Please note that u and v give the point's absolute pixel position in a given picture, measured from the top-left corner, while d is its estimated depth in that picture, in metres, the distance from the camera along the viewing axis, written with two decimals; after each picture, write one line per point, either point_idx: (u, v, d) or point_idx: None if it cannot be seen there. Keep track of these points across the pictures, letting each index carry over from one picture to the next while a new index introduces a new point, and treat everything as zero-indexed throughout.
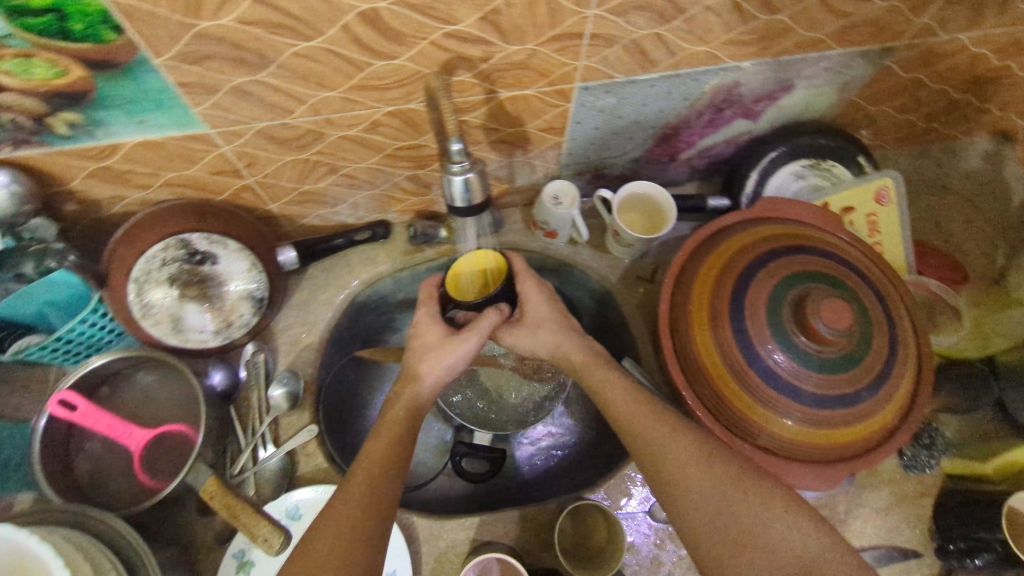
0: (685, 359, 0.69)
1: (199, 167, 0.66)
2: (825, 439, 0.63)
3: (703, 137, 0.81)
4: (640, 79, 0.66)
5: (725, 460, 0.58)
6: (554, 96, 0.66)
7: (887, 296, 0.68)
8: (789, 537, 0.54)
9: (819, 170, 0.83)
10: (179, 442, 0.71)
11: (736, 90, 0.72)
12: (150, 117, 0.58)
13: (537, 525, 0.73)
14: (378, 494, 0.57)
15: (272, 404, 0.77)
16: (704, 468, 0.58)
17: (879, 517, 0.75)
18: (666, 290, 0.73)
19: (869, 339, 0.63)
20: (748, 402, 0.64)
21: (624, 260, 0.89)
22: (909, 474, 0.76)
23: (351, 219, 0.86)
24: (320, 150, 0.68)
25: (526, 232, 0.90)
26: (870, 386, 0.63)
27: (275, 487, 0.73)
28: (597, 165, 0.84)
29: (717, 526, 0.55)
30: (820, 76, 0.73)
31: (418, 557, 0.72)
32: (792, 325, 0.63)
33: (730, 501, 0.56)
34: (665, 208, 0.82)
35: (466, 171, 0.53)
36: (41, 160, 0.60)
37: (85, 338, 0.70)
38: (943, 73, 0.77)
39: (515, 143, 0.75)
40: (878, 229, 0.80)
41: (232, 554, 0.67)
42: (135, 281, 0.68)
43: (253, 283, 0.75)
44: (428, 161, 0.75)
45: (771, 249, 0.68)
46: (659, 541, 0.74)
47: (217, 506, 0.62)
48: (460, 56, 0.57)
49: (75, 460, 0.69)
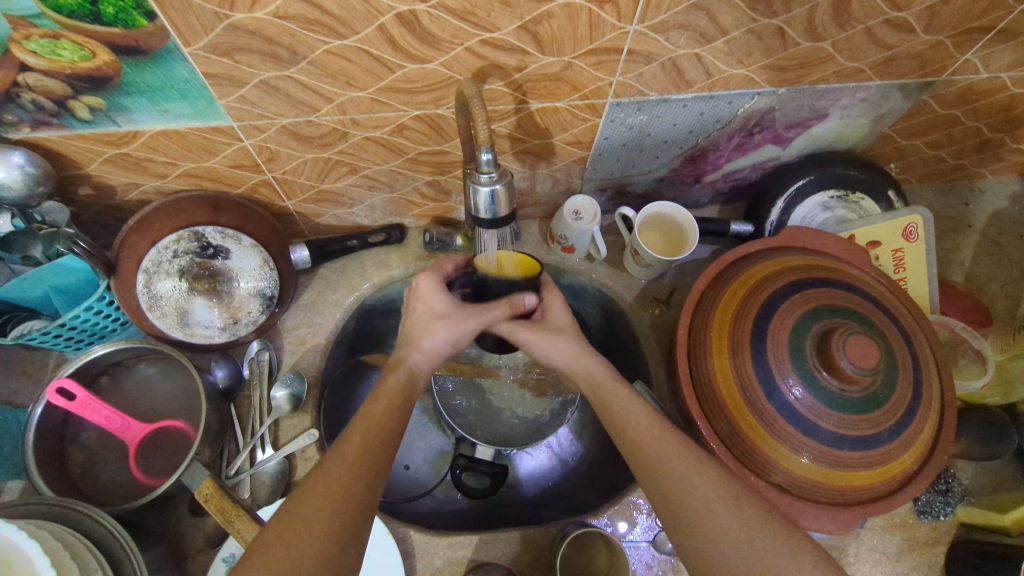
0: (701, 387, 0.67)
1: (219, 159, 0.65)
2: (842, 480, 0.61)
3: (730, 161, 0.80)
4: (673, 98, 0.65)
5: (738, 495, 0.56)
6: (585, 110, 0.65)
7: (913, 337, 0.66)
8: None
9: (847, 202, 0.81)
10: (177, 438, 0.69)
11: (769, 115, 0.71)
12: (173, 106, 0.56)
13: (537, 548, 0.71)
14: (366, 487, 0.53)
15: (274, 405, 0.75)
16: (715, 503, 0.56)
17: (889, 562, 0.72)
18: (685, 314, 0.71)
19: (893, 380, 0.61)
20: (764, 437, 0.62)
21: (640, 280, 0.87)
22: (922, 520, 0.74)
23: (367, 221, 0.84)
24: (343, 150, 0.67)
25: (543, 245, 0.89)
26: (892, 428, 0.61)
27: (271, 491, 0.71)
28: (621, 181, 0.82)
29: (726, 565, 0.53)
30: (855, 107, 0.72)
31: (412, 572, 0.69)
32: (815, 360, 0.61)
33: (747, 541, 0.54)
34: (687, 230, 0.80)
35: (494, 182, 0.52)
36: (60, 142, 0.59)
37: (90, 326, 0.68)
38: (979, 111, 0.76)
39: (540, 155, 0.73)
40: (903, 264, 0.78)
41: (222, 558, 0.65)
42: (145, 271, 0.66)
43: (263, 281, 0.73)
44: (450, 168, 0.73)
45: (796, 280, 0.66)
46: (661, 573, 0.71)
47: (211, 510, 0.59)
48: (494, 64, 0.56)
49: (69, 450, 0.67)
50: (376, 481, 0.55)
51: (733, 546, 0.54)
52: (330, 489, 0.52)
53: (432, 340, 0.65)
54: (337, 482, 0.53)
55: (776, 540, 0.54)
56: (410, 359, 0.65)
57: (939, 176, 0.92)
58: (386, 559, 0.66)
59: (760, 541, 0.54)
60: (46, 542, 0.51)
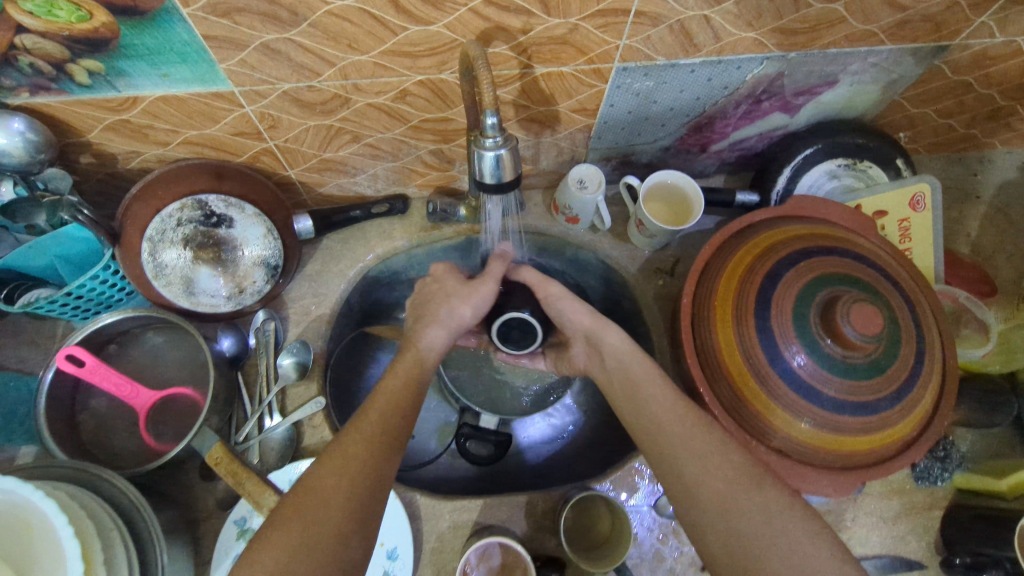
0: (704, 355, 0.67)
1: (220, 126, 0.64)
2: (843, 445, 0.62)
3: (737, 129, 0.78)
4: (680, 63, 0.64)
5: (741, 458, 0.57)
6: (591, 75, 0.64)
7: (917, 305, 0.66)
8: (819, 551, 0.51)
9: (854, 170, 0.80)
10: (186, 405, 0.71)
11: (778, 81, 0.69)
12: (173, 71, 0.55)
13: (540, 512, 0.73)
14: (378, 462, 0.54)
15: (280, 373, 0.76)
16: (716, 465, 0.57)
17: (886, 526, 0.74)
18: (689, 282, 0.72)
19: (896, 346, 0.61)
20: (766, 402, 0.63)
21: (645, 251, 0.87)
22: (919, 486, 0.75)
23: (370, 191, 0.84)
24: (346, 116, 0.66)
25: (547, 216, 0.89)
26: (892, 394, 0.61)
27: (280, 457, 0.73)
28: (626, 150, 0.81)
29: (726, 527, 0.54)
30: (866, 72, 0.70)
31: (419, 534, 0.71)
32: (818, 328, 0.61)
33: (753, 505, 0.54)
34: (693, 199, 0.79)
35: (499, 147, 0.51)
36: (59, 108, 0.58)
37: (95, 295, 0.69)
38: (993, 77, 0.74)
39: (545, 123, 0.72)
40: (909, 235, 0.77)
41: (233, 521, 0.68)
42: (150, 240, 0.66)
43: (268, 250, 0.73)
44: (454, 136, 0.73)
45: (801, 248, 0.66)
46: (662, 536, 0.73)
47: (222, 473, 0.60)
48: (498, 26, 0.55)
49: (80, 416, 0.68)
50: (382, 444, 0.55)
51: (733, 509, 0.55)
52: (341, 459, 0.53)
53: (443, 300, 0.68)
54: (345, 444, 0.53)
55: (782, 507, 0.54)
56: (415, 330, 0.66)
57: (949, 146, 0.91)
58: (392, 522, 0.68)
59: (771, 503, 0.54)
60: (66, 504, 0.52)
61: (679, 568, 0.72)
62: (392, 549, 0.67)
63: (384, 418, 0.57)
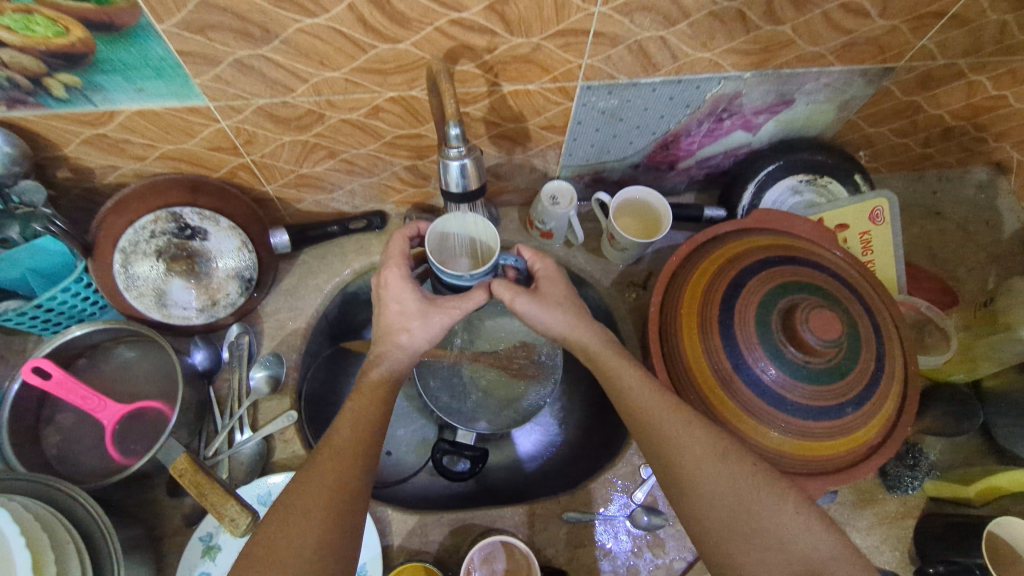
0: (673, 363, 0.69)
1: (196, 141, 0.66)
2: (809, 450, 0.63)
3: (702, 147, 0.81)
4: (642, 83, 0.67)
5: (746, 473, 0.57)
6: (556, 94, 0.66)
7: (876, 312, 0.68)
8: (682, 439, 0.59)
9: (815, 186, 0.85)
10: (151, 419, 0.70)
11: (737, 100, 0.73)
12: (149, 86, 0.57)
13: (531, 513, 0.73)
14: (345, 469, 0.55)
15: (252, 387, 0.76)
16: (723, 477, 0.56)
17: (859, 538, 0.75)
18: (658, 291, 0.73)
19: (855, 352, 0.63)
20: (735, 411, 0.64)
21: (618, 265, 0.88)
22: (891, 494, 0.77)
23: (347, 207, 0.86)
24: (320, 132, 0.68)
25: (521, 231, 0.90)
26: (856, 400, 0.63)
27: (248, 473, 0.72)
28: (597, 167, 0.84)
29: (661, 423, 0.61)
30: (820, 92, 0.74)
31: (389, 550, 0.71)
32: (781, 335, 0.63)
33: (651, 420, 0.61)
34: (661, 213, 0.82)
35: (462, 157, 0.54)
36: (36, 122, 0.59)
37: (67, 307, 0.69)
38: (940, 98, 0.78)
39: (516, 139, 0.75)
40: (870, 247, 0.80)
41: (199, 537, 0.67)
42: (122, 251, 0.68)
43: (243, 262, 0.75)
44: (428, 152, 0.75)
45: (764, 257, 0.68)
46: (637, 549, 0.73)
47: (186, 484, 0.61)
48: (464, 44, 0.57)
49: (44, 431, 0.68)
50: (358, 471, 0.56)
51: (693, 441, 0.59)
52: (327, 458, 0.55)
53: (404, 322, 0.66)
54: (311, 474, 0.54)
55: (726, 463, 0.57)
56: (387, 338, 0.66)
57: (909, 165, 0.95)
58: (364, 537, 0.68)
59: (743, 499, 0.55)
60: (6, 503, 0.52)
61: None
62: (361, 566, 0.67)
63: (363, 438, 0.58)
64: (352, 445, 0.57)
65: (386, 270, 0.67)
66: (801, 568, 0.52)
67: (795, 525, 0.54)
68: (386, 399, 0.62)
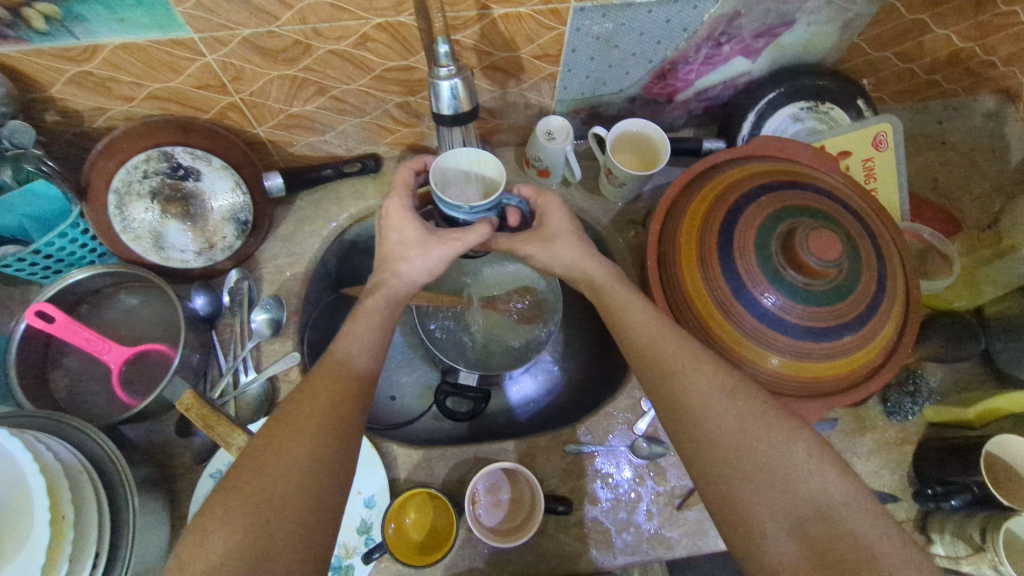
0: (672, 293, 0.69)
1: (183, 78, 0.65)
2: (808, 372, 0.63)
3: (700, 77, 0.79)
4: (637, 3, 0.65)
5: (746, 392, 0.57)
6: (549, 17, 0.65)
7: (878, 235, 0.67)
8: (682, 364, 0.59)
9: (817, 114, 0.83)
10: (157, 362, 0.71)
11: (735, 21, 0.70)
12: (131, 16, 0.56)
13: (534, 446, 0.75)
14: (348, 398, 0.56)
15: (255, 330, 0.76)
16: (723, 396, 0.56)
17: (860, 462, 0.75)
18: (656, 222, 0.72)
19: (857, 273, 0.62)
20: (735, 336, 0.64)
21: (616, 203, 0.87)
22: (890, 422, 0.76)
23: (341, 150, 0.85)
24: (308, 66, 0.66)
25: (518, 172, 0.89)
26: (856, 321, 0.63)
27: (255, 411, 0.74)
28: (593, 102, 0.82)
29: (661, 347, 0.61)
30: (822, 12, 0.72)
31: (395, 483, 0.72)
32: (780, 259, 0.62)
33: (650, 346, 0.61)
34: (658, 146, 0.80)
35: (452, 77, 0.53)
36: (19, 59, 0.58)
37: (66, 254, 0.69)
38: (947, 16, 0.76)
39: (509, 71, 0.73)
40: (873, 174, 0.79)
41: (210, 473, 0.68)
42: (116, 192, 0.68)
43: (238, 204, 0.75)
44: (419, 86, 0.73)
45: (763, 183, 0.67)
46: (639, 478, 0.74)
47: (193, 418, 0.62)
48: None
49: (53, 373, 0.68)
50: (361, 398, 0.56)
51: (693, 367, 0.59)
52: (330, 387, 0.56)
53: (403, 252, 0.66)
54: (314, 403, 0.55)
55: (726, 384, 0.57)
56: (386, 268, 0.66)
57: (914, 94, 0.92)
58: (370, 470, 0.70)
59: (745, 416, 0.55)
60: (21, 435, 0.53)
61: (656, 508, 0.73)
62: (369, 497, 0.69)
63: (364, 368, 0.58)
64: (353, 374, 0.57)
65: (387, 200, 0.68)
66: (802, 482, 0.52)
67: (796, 441, 0.54)
68: (386, 331, 0.63)
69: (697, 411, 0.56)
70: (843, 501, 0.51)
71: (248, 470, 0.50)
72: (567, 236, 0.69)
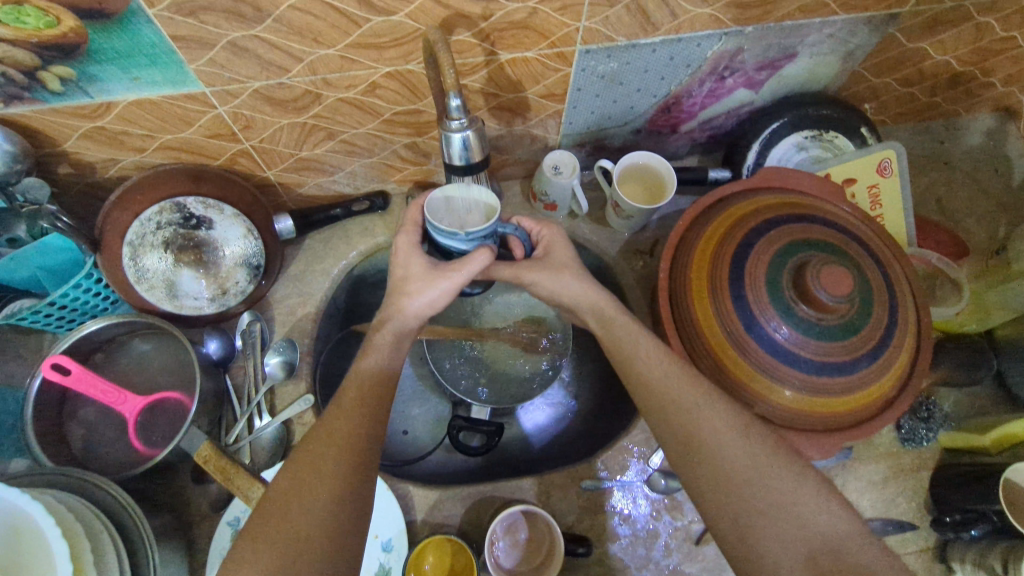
0: (684, 328, 0.69)
1: (194, 129, 0.66)
2: (823, 406, 0.63)
3: (705, 108, 0.80)
4: (641, 43, 0.65)
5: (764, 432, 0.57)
6: (555, 59, 0.65)
7: (887, 266, 0.67)
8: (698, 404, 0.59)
9: (822, 141, 0.83)
10: (172, 409, 0.71)
11: (739, 56, 0.71)
12: (144, 74, 0.56)
13: (551, 483, 0.74)
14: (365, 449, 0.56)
15: (268, 373, 0.77)
16: (741, 437, 0.56)
17: (876, 490, 0.75)
18: (666, 256, 0.72)
19: (868, 307, 0.62)
20: (749, 372, 0.64)
21: (623, 233, 0.88)
22: (905, 448, 0.77)
23: (349, 189, 0.85)
24: (318, 113, 0.67)
25: (525, 204, 0.90)
26: (869, 354, 0.63)
27: (271, 456, 0.74)
28: (598, 135, 0.83)
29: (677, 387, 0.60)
30: (823, 44, 0.73)
31: (412, 525, 0.72)
32: (791, 293, 0.62)
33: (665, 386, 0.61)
34: (665, 178, 0.81)
35: (464, 128, 0.54)
36: (34, 118, 0.59)
37: (79, 304, 0.69)
38: (947, 43, 0.76)
39: (516, 110, 0.74)
40: (879, 201, 0.80)
41: (227, 522, 0.68)
42: (130, 244, 0.68)
43: (249, 249, 0.75)
44: (427, 128, 0.74)
45: (772, 216, 0.68)
46: (656, 513, 0.74)
47: (211, 470, 0.62)
48: (459, 13, 0.56)
49: (68, 426, 0.69)
50: (379, 447, 0.56)
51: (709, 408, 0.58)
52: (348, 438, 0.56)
53: (406, 287, 0.65)
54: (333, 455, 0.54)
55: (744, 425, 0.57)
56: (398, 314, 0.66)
57: (916, 116, 0.93)
58: (387, 514, 0.69)
59: (762, 455, 0.55)
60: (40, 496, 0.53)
61: (674, 543, 0.73)
62: (387, 542, 0.68)
63: (381, 416, 0.58)
64: (371, 423, 0.57)
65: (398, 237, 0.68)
66: (823, 526, 0.52)
67: (816, 482, 0.54)
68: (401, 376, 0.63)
69: (716, 453, 0.56)
70: (860, 544, 0.51)
71: (269, 527, 0.50)
72: (578, 270, 0.69)
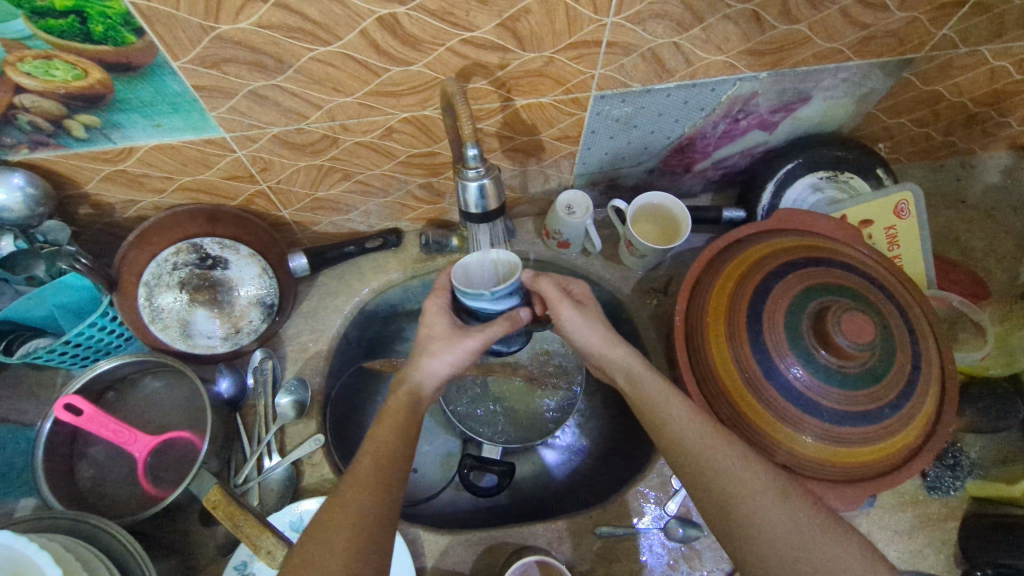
0: (701, 372, 0.67)
1: (213, 171, 0.66)
2: (845, 456, 0.62)
3: (718, 148, 0.80)
4: (656, 89, 0.66)
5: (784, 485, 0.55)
6: (570, 104, 0.66)
7: (909, 311, 0.66)
8: (717, 453, 0.58)
9: (837, 183, 0.82)
10: (183, 450, 0.70)
11: (752, 100, 0.71)
12: (166, 120, 0.57)
13: (563, 528, 0.73)
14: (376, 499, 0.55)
15: (278, 412, 0.76)
16: (761, 489, 0.55)
17: (902, 541, 0.72)
18: (682, 298, 0.72)
19: (890, 354, 0.61)
20: (768, 419, 0.62)
21: (637, 271, 0.87)
22: (932, 496, 0.74)
23: (363, 227, 0.86)
24: (334, 156, 0.68)
25: (538, 242, 0.89)
26: (893, 402, 0.61)
27: (280, 497, 0.73)
28: (611, 174, 0.83)
29: (694, 435, 0.59)
30: (838, 87, 0.73)
31: (422, 571, 0.70)
32: (811, 339, 0.61)
33: (682, 433, 0.60)
34: (678, 218, 0.81)
35: (481, 177, 0.54)
36: (57, 162, 0.60)
37: (94, 342, 0.69)
38: (962, 86, 0.76)
39: (530, 152, 0.74)
40: (896, 242, 0.79)
41: (233, 566, 0.66)
42: (146, 285, 0.69)
43: (264, 289, 0.76)
44: (442, 169, 0.74)
45: (790, 260, 0.67)
46: (672, 562, 0.72)
47: (220, 515, 0.61)
48: (477, 62, 0.57)
49: (78, 466, 0.68)
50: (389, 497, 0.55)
51: (728, 458, 0.57)
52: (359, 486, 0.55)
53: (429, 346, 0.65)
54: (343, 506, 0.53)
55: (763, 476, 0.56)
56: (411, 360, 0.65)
57: (930, 155, 0.92)
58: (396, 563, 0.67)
59: (783, 510, 0.54)
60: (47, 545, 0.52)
61: None
62: None
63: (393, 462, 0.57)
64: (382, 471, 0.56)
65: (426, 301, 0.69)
66: None
67: (840, 540, 0.52)
68: (413, 420, 0.62)
69: (736, 506, 0.55)
70: None
71: None
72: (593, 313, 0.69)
